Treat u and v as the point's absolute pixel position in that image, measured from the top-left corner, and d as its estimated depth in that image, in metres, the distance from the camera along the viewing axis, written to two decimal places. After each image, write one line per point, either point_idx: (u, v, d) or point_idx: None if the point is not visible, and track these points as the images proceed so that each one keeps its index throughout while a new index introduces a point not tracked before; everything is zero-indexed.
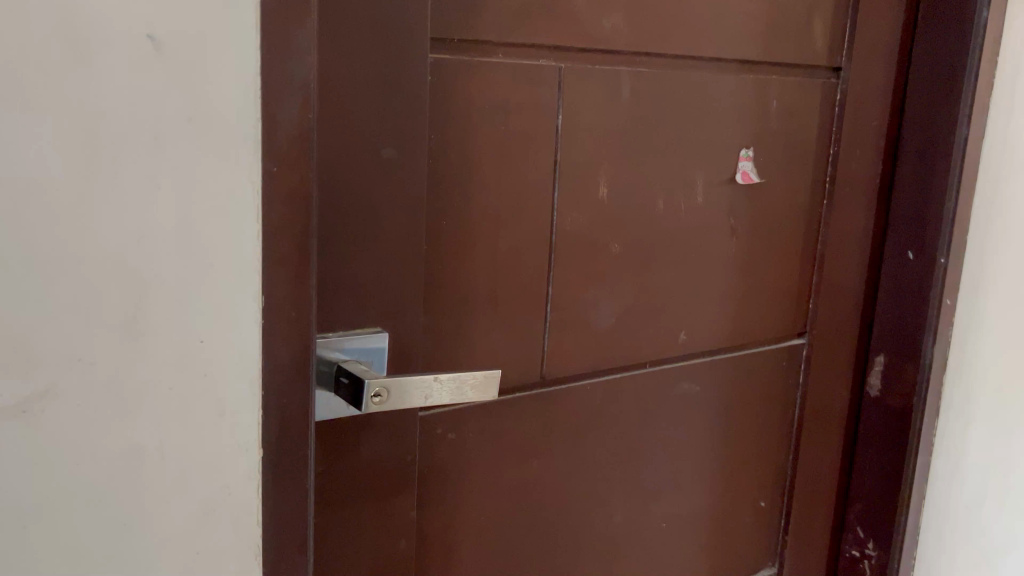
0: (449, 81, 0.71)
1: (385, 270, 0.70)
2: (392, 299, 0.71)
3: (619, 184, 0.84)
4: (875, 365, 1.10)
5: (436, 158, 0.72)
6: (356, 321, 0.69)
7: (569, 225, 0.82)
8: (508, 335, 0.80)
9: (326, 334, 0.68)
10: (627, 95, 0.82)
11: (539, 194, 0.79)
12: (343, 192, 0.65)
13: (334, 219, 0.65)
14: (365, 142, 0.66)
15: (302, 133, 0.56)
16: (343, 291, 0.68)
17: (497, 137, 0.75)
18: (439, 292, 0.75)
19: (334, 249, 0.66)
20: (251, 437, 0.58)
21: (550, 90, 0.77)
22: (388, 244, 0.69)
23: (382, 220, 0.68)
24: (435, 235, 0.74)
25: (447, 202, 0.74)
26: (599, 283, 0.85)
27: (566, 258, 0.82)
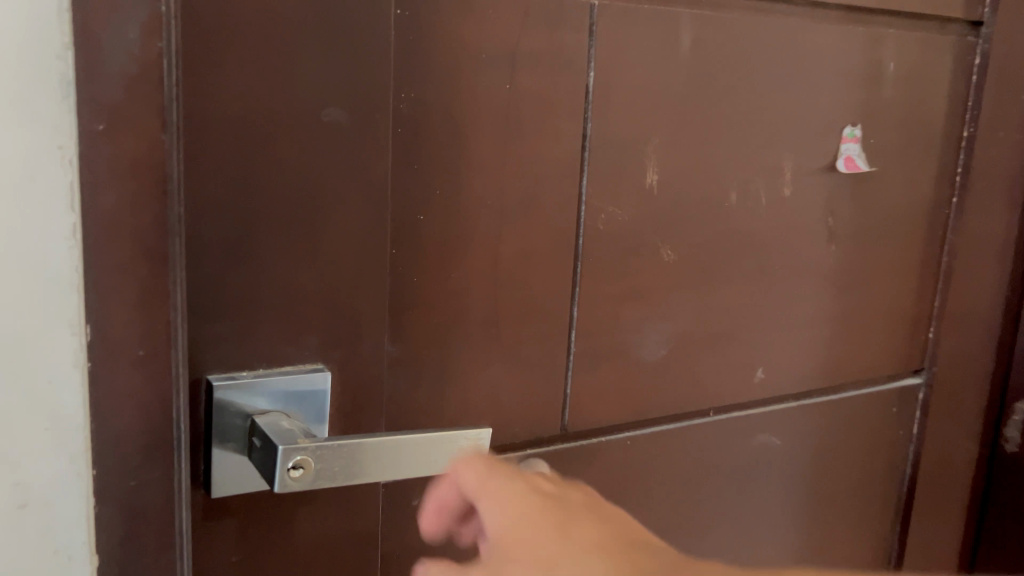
0: (423, 16, 0.50)
1: (316, 285, 0.49)
2: (337, 325, 0.50)
3: (674, 170, 0.62)
4: (1015, 415, 0.85)
5: (405, 126, 0.51)
6: (281, 355, 0.49)
7: (602, 223, 0.60)
8: (514, 372, 0.59)
9: (229, 375, 0.47)
10: (687, 48, 0.60)
11: (560, 180, 0.57)
12: (234, 171, 0.45)
13: (212, 210, 0.45)
14: (284, 100, 0.46)
15: (150, 71, 0.35)
16: (261, 310, 0.48)
17: (499, 98, 0.54)
18: (410, 315, 0.54)
19: (225, 254, 0.46)
20: (73, 539, 0.39)
21: (583, 35, 0.55)
22: (323, 246, 0.49)
23: (304, 214, 0.48)
24: (405, 235, 0.52)
25: (426, 189, 0.52)
26: (643, 303, 0.63)
27: (599, 269, 0.60)
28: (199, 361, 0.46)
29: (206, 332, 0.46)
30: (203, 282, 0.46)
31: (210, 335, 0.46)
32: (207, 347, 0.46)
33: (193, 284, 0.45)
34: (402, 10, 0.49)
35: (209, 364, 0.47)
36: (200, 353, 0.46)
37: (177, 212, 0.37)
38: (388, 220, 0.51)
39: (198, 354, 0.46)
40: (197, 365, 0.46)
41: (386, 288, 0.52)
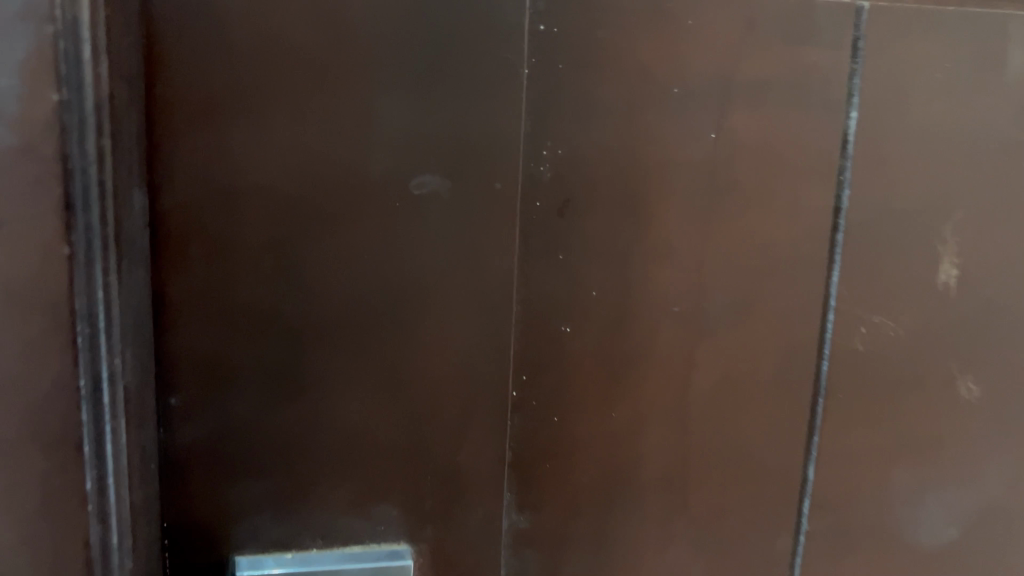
0: (582, 38, 0.32)
1: (394, 430, 0.33)
2: (427, 493, 0.34)
3: (989, 262, 0.40)
4: None
5: (546, 202, 0.34)
6: (344, 531, 0.34)
7: (861, 342, 0.39)
8: (711, 554, 0.40)
9: (266, 561, 0.33)
10: (1019, 71, 0.38)
11: (798, 278, 0.37)
12: (258, 270, 0.31)
13: (223, 331, 0.31)
14: (346, 167, 0.30)
15: (39, 144, 0.21)
16: (316, 469, 0.33)
17: (699, 157, 0.35)
18: (549, 475, 0.37)
19: (250, 392, 0.32)
20: None
21: (843, 56, 0.35)
22: (406, 376, 0.33)
23: (371, 327, 0.32)
24: (544, 364, 0.35)
25: (579, 295, 0.35)
26: (923, 462, 0.41)
27: (854, 408, 0.40)
28: (225, 537, 0.33)
29: (231, 500, 0.32)
30: (214, 433, 0.32)
31: (238, 505, 0.33)
32: (235, 519, 0.33)
33: (200, 434, 0.32)
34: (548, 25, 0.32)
35: (239, 540, 0.33)
36: (226, 526, 0.33)
37: (88, 377, 0.23)
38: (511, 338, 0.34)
39: (221, 528, 0.33)
40: (221, 543, 0.33)
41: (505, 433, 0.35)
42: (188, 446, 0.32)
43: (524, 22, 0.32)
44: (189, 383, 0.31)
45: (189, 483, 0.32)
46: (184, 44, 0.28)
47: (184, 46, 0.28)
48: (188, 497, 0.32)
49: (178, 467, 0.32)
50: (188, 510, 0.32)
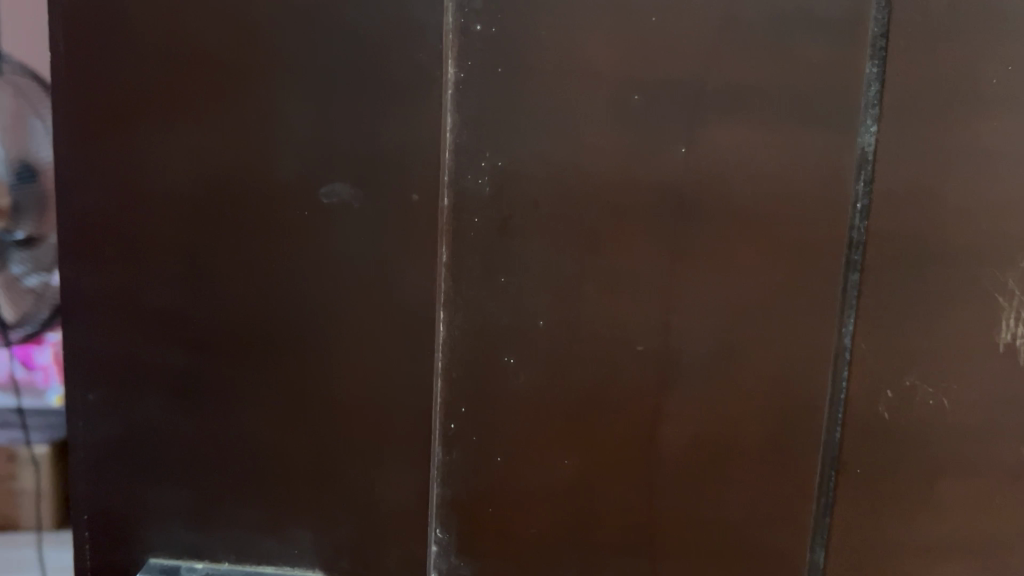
0: (525, 40, 0.29)
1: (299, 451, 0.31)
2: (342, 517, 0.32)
3: None
4: None
5: (483, 216, 0.30)
6: (254, 546, 0.32)
7: (886, 408, 0.32)
8: None
9: (171, 570, 0.32)
10: None
11: (808, 324, 0.31)
12: (158, 272, 0.30)
13: (132, 331, 0.30)
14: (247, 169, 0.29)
15: None
16: (222, 481, 0.31)
17: (668, 170, 0.29)
18: (489, 521, 0.32)
19: (150, 397, 0.31)
20: None
21: (860, 53, 0.29)
22: (308, 393, 0.31)
23: (281, 337, 0.30)
24: (483, 398, 0.31)
25: (525, 325, 0.31)
26: (971, 560, 0.34)
27: (882, 490, 0.32)
28: (134, 536, 0.32)
29: (138, 501, 0.32)
30: (118, 434, 0.31)
31: (143, 507, 0.32)
32: (142, 520, 0.32)
33: (105, 434, 0.31)
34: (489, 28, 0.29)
35: (150, 541, 0.32)
36: (134, 526, 0.32)
37: None
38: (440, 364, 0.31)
39: (130, 528, 0.32)
40: (132, 542, 0.32)
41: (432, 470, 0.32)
42: (94, 447, 0.31)
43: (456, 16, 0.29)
44: (103, 379, 0.31)
45: (96, 483, 0.32)
46: (90, 40, 0.29)
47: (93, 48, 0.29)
48: (98, 496, 0.32)
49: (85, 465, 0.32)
50: (97, 508, 0.32)
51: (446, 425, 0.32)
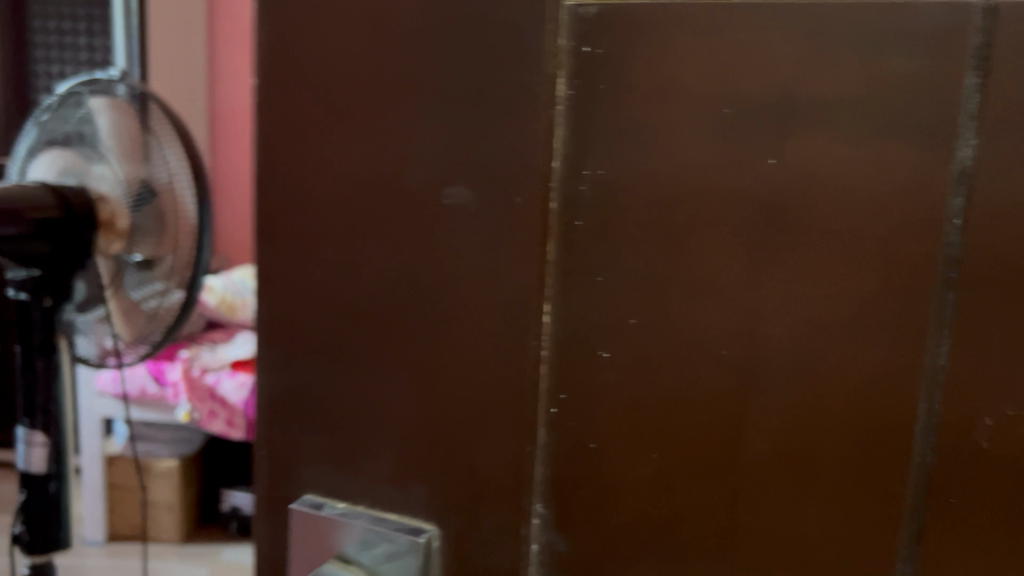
0: (627, 64, 0.29)
1: (416, 422, 0.32)
2: (450, 493, 0.32)
3: None
4: None
5: (588, 218, 0.30)
6: (380, 499, 0.33)
7: (984, 436, 0.28)
8: None
9: (317, 505, 0.35)
10: None
11: (903, 334, 0.28)
12: (316, 246, 0.33)
13: (295, 301, 0.34)
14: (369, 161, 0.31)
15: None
16: (354, 442, 0.33)
17: (757, 182, 0.28)
18: (581, 504, 0.32)
19: (309, 357, 0.34)
20: None
21: (955, 67, 0.26)
22: (434, 370, 0.32)
23: (407, 316, 0.32)
24: (580, 387, 0.31)
25: (624, 325, 0.30)
26: None
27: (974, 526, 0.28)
28: (292, 474, 0.35)
29: (297, 446, 0.35)
30: (287, 386, 0.34)
31: (301, 452, 0.35)
32: (300, 463, 0.35)
33: (279, 386, 0.34)
34: (594, 49, 0.29)
35: (306, 480, 0.35)
36: (295, 467, 0.35)
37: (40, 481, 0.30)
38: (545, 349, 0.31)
39: (290, 467, 0.35)
40: (291, 479, 0.35)
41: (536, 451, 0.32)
42: (268, 395, 0.35)
43: (567, 42, 0.29)
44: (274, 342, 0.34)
45: (268, 426, 0.35)
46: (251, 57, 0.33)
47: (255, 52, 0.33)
48: (271, 438, 0.35)
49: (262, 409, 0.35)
50: (269, 449, 0.35)
51: (547, 410, 0.32)
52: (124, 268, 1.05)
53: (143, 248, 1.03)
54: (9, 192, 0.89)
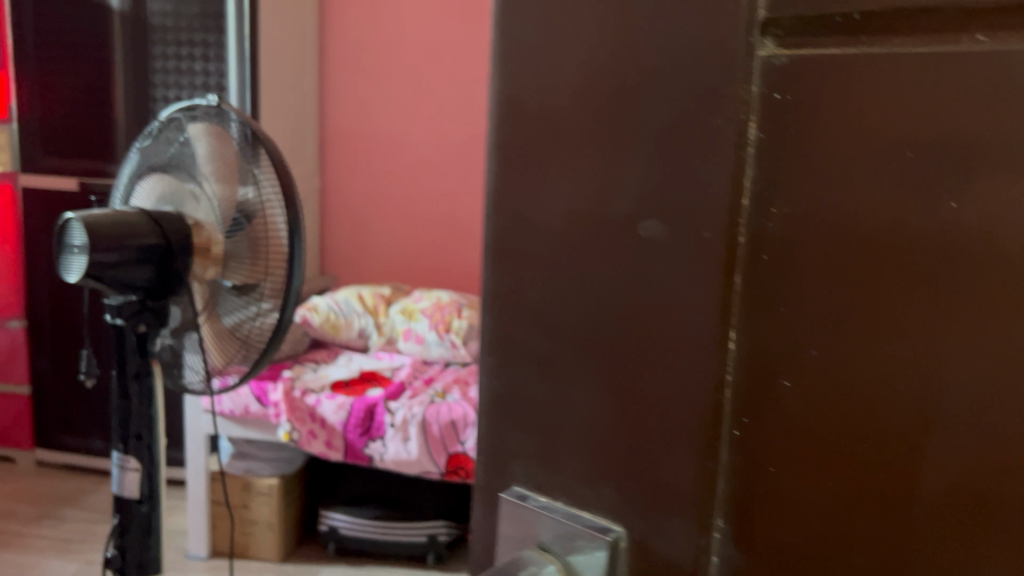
0: (809, 104, 0.35)
1: (605, 413, 0.41)
2: (626, 479, 0.41)
3: None
4: None
5: (770, 254, 0.37)
6: (578, 496, 0.44)
7: None
8: None
9: (523, 496, 0.46)
10: None
11: None
12: (539, 271, 0.43)
13: (518, 322, 0.44)
14: (586, 194, 0.41)
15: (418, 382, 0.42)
16: (559, 438, 0.44)
17: (936, 220, 0.32)
18: (752, 513, 0.38)
19: (522, 359, 0.45)
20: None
21: None
22: (630, 377, 0.40)
23: (610, 335, 0.41)
24: (761, 403, 0.38)
25: (799, 347, 0.36)
26: None
27: None
28: (505, 471, 0.47)
29: (511, 440, 0.46)
30: (507, 389, 0.45)
31: (513, 447, 0.46)
32: (513, 458, 0.46)
33: (501, 386, 0.46)
34: (783, 91, 0.36)
35: (517, 476, 0.46)
36: (507, 462, 0.47)
37: None
38: (730, 369, 0.38)
39: (503, 466, 0.47)
40: (507, 472, 0.47)
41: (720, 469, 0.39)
42: (495, 395, 0.47)
43: (761, 89, 0.36)
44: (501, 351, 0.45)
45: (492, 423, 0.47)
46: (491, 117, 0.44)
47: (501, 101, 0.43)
48: (493, 428, 0.47)
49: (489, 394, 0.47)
50: (488, 444, 0.47)
51: (733, 429, 0.39)
52: (222, 295, 1.58)
53: (236, 275, 1.55)
54: (109, 221, 1.40)
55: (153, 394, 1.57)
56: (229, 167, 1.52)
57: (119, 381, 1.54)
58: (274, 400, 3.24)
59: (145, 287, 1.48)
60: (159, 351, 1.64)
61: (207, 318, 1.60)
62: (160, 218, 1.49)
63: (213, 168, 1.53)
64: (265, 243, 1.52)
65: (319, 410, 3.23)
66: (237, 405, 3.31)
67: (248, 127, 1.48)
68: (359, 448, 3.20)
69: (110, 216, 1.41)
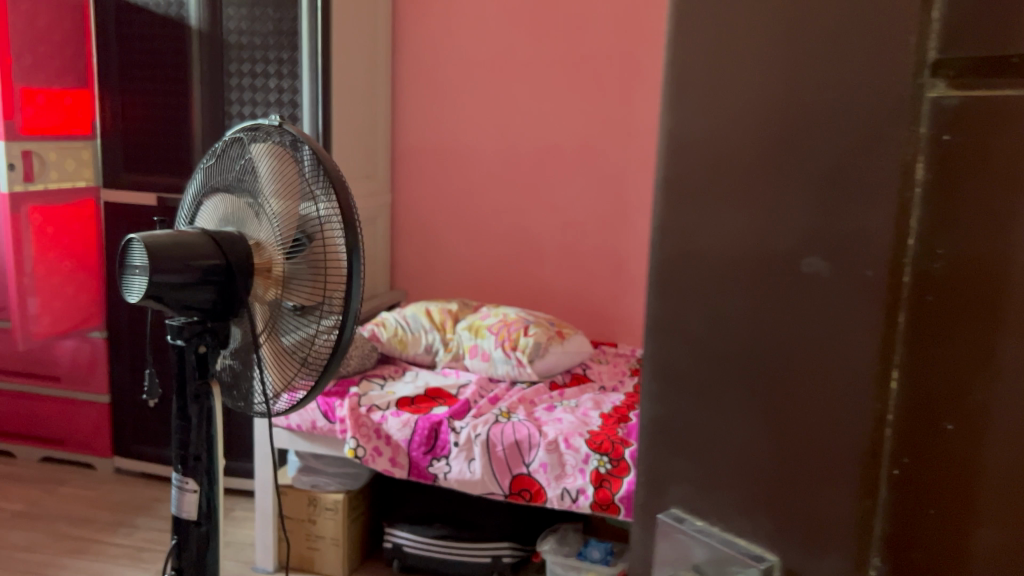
0: (971, 138, 0.47)
1: (762, 457, 0.57)
2: (767, 482, 0.57)
3: None
4: None
5: (935, 292, 0.49)
6: (734, 527, 0.60)
7: None
8: None
9: (679, 517, 0.64)
10: None
11: None
12: (716, 298, 0.59)
13: (691, 357, 0.61)
14: (751, 233, 0.56)
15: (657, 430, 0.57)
16: (720, 448, 0.60)
17: None
18: (915, 530, 0.51)
19: (683, 396, 0.62)
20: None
21: None
22: (779, 389, 0.55)
23: (753, 366, 0.57)
24: (932, 435, 0.50)
25: (959, 386, 0.49)
26: None
27: None
28: (665, 494, 0.65)
29: (672, 459, 0.64)
30: (674, 413, 0.63)
31: (674, 470, 0.64)
32: (678, 482, 0.64)
33: (659, 410, 0.64)
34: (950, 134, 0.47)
35: (675, 498, 0.64)
36: (669, 487, 0.65)
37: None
38: (892, 413, 0.51)
39: (663, 490, 0.65)
40: (668, 491, 0.65)
41: (877, 506, 0.52)
42: (659, 421, 0.65)
43: (928, 132, 0.48)
44: (671, 380, 0.63)
45: (658, 447, 0.65)
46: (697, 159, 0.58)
47: (673, 144, 0.60)
48: (661, 447, 0.65)
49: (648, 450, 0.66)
50: (650, 468, 0.66)
51: (894, 468, 0.52)
52: (282, 316, 1.98)
53: (301, 297, 1.94)
54: (168, 243, 1.83)
55: (212, 414, 2.01)
56: (287, 190, 1.93)
57: (182, 402, 1.99)
58: (341, 416, 3.28)
59: (204, 304, 1.91)
60: (223, 368, 2.10)
61: (271, 336, 2.01)
62: (219, 238, 1.93)
63: (274, 188, 1.95)
64: (326, 263, 1.89)
65: (384, 427, 3.26)
66: (304, 420, 3.37)
67: (311, 153, 1.87)
68: (422, 466, 3.20)
69: (171, 238, 1.85)
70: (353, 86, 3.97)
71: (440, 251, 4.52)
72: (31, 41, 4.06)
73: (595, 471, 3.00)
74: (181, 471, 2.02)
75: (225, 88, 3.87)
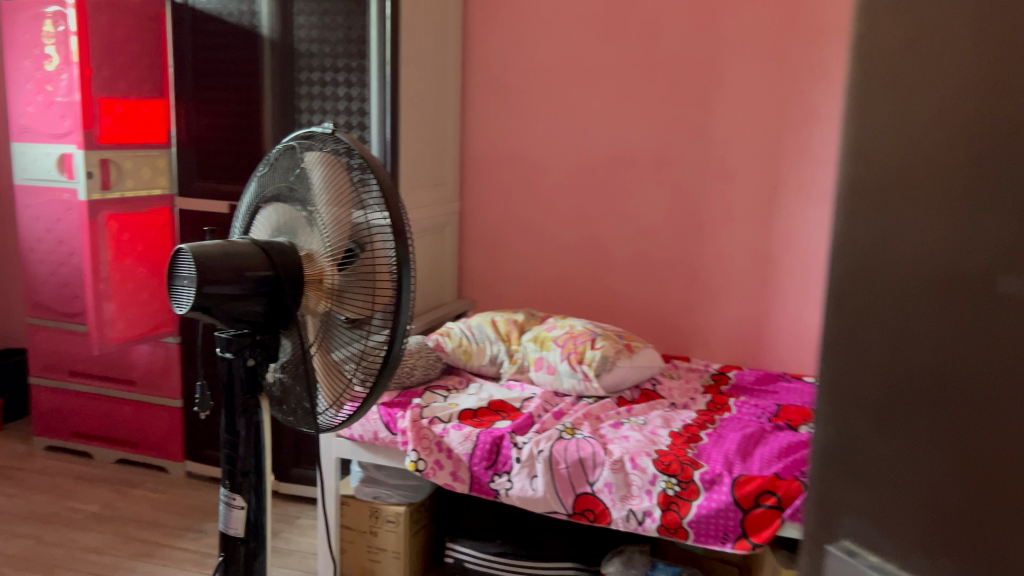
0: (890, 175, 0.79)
1: (957, 497, 0.76)
2: (949, 473, 0.77)
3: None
4: None
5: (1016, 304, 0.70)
6: (901, 554, 0.81)
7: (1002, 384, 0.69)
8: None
9: (853, 545, 0.86)
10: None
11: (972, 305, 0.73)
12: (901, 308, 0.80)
13: (860, 380, 0.84)
14: (939, 241, 0.76)
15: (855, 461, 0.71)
16: (886, 439, 0.82)
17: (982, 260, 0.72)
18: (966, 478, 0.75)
19: (863, 421, 0.84)
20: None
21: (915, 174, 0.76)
22: (927, 378, 0.78)
23: (913, 374, 0.79)
24: (972, 395, 0.74)
25: (931, 348, 0.77)
26: None
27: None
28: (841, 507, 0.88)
29: (853, 468, 0.86)
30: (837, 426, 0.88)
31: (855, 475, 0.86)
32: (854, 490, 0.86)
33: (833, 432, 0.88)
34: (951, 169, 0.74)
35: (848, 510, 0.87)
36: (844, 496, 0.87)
37: None
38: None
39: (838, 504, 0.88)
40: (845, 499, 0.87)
41: None
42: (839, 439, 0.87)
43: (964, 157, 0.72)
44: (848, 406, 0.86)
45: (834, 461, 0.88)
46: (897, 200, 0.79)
47: (875, 159, 0.80)
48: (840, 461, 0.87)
49: (815, 464, 0.91)
50: (826, 471, 0.89)
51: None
52: (332, 330, 1.91)
53: (350, 313, 1.87)
54: (219, 255, 1.79)
55: (261, 427, 1.97)
56: (336, 198, 1.86)
57: (231, 416, 1.96)
58: (403, 427, 3.21)
59: (255, 316, 1.86)
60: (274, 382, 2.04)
61: (320, 349, 1.94)
62: (270, 249, 1.87)
63: (326, 197, 1.88)
64: (376, 278, 1.82)
65: (446, 440, 3.17)
66: (367, 430, 3.31)
67: (363, 163, 1.80)
68: (484, 482, 3.11)
69: (220, 248, 1.80)
70: (420, 93, 3.92)
71: (509, 260, 4.43)
72: (109, 51, 4.13)
73: (662, 493, 2.86)
74: (228, 487, 1.98)
75: (294, 96, 3.86)
